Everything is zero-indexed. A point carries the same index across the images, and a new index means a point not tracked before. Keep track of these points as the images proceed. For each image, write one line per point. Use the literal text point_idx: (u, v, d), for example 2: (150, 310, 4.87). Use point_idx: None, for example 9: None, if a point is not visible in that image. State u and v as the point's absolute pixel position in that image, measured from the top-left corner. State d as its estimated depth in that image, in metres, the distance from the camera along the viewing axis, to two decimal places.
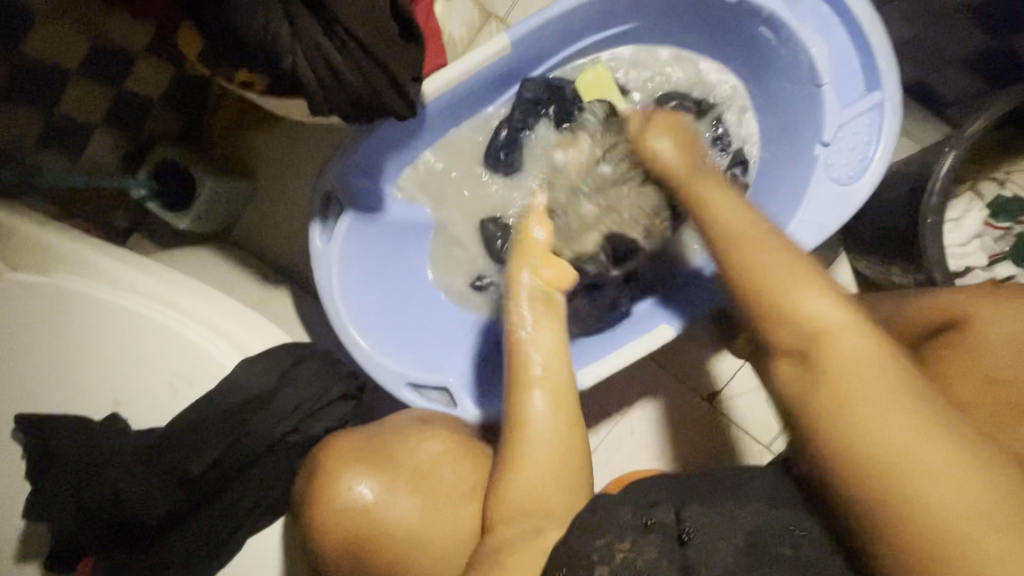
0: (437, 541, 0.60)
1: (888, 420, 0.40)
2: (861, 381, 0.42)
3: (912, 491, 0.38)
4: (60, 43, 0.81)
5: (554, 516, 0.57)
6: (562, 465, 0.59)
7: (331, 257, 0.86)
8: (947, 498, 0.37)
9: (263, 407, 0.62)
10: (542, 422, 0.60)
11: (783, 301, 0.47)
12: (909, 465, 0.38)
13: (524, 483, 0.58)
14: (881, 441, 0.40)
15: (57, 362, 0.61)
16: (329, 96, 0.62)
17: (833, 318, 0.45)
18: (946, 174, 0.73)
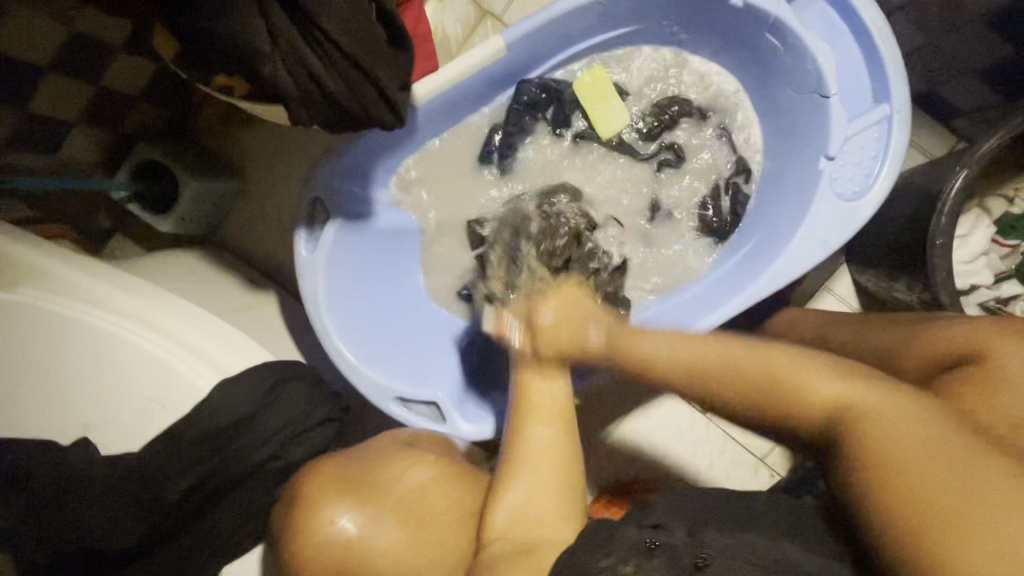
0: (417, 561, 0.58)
1: (923, 480, 0.42)
2: (905, 445, 0.44)
3: (968, 526, 0.40)
4: (32, 39, 0.76)
5: (550, 536, 0.54)
6: (557, 486, 0.56)
7: (318, 267, 0.83)
8: (1013, 523, 0.39)
9: (243, 431, 0.60)
10: (541, 439, 0.58)
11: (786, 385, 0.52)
12: (967, 505, 0.41)
13: (513, 495, 0.55)
14: (948, 486, 0.42)
15: (23, 383, 0.58)
16: (313, 106, 0.59)
17: (838, 391, 0.50)
18: (957, 194, 0.70)
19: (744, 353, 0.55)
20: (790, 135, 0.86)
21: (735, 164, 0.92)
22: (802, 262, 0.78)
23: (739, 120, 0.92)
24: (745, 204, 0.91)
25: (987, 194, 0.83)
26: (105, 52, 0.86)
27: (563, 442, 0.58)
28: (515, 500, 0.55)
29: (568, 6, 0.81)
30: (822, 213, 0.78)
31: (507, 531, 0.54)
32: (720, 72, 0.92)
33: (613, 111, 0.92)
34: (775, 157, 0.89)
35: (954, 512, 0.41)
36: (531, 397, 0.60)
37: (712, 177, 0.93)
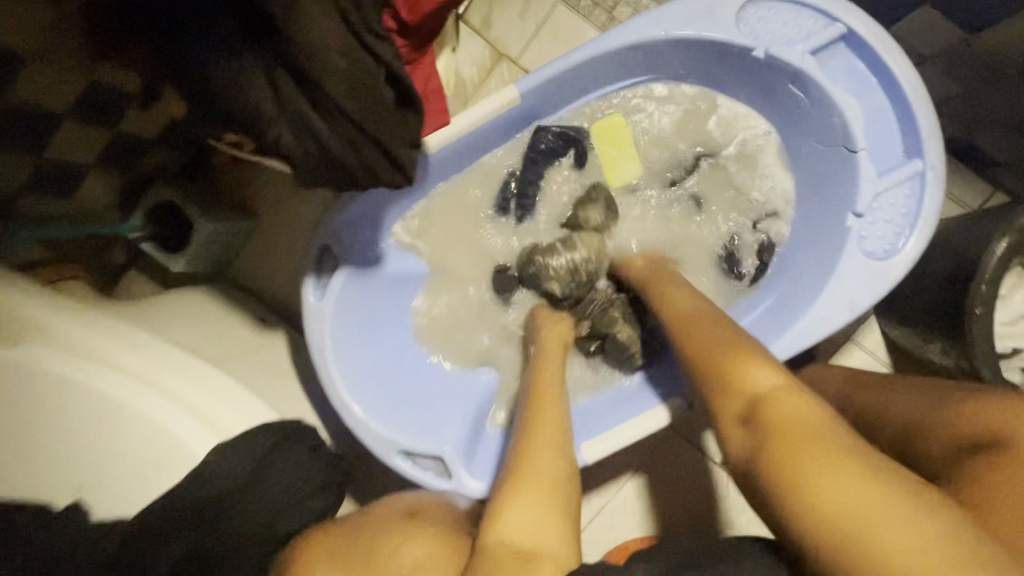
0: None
1: (840, 484, 0.46)
2: (800, 431, 0.51)
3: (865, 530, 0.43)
4: (54, 89, 0.76)
5: (552, 552, 0.54)
6: (550, 500, 0.59)
7: (325, 315, 0.81)
8: (892, 531, 0.43)
9: (241, 495, 0.59)
10: (543, 468, 0.63)
11: (734, 371, 0.59)
12: (868, 520, 0.44)
13: (514, 514, 0.57)
14: (841, 490, 0.46)
15: (20, 443, 0.57)
16: (316, 168, 0.57)
17: (769, 385, 0.57)
18: (996, 262, 0.66)
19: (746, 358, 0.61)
20: (815, 187, 0.82)
21: (764, 209, 0.89)
22: (829, 322, 0.74)
23: (766, 168, 0.89)
24: (769, 254, 0.87)
25: None
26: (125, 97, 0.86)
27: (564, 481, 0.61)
28: (519, 515, 0.57)
29: (585, 56, 0.80)
30: (852, 271, 0.74)
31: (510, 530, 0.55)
32: (741, 120, 0.89)
33: (627, 161, 0.92)
34: (801, 208, 0.85)
35: (852, 519, 0.44)
36: (536, 416, 0.70)
37: (734, 225, 0.90)
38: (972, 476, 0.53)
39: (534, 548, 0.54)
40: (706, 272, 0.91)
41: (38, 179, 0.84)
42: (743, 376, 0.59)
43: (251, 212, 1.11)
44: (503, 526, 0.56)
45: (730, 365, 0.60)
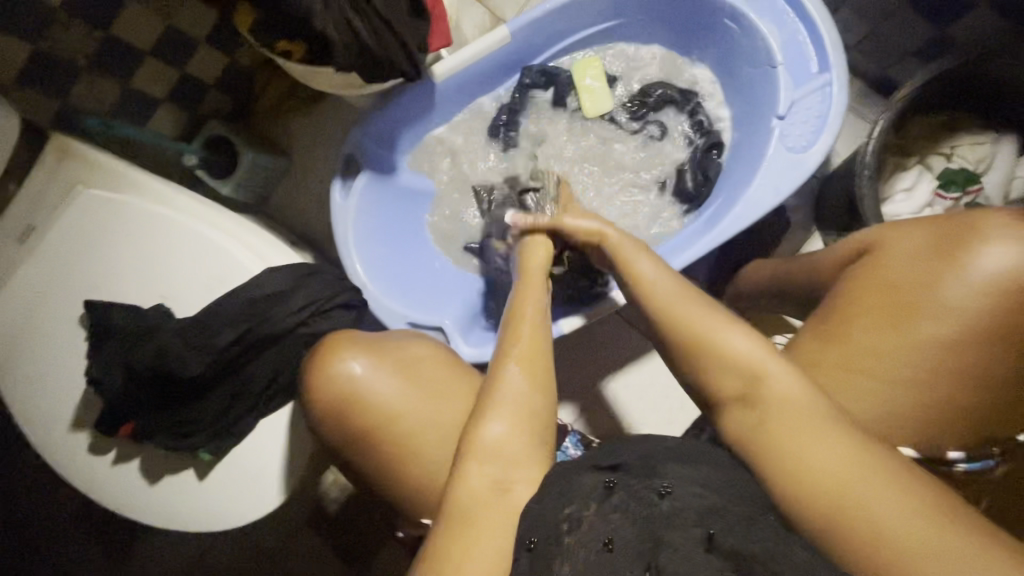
0: (418, 410, 0.69)
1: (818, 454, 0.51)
2: (792, 417, 0.54)
3: (849, 503, 0.49)
4: (140, 24, 0.96)
5: (525, 473, 0.61)
6: (529, 420, 0.63)
7: (348, 210, 0.99)
8: (883, 500, 0.49)
9: (280, 302, 0.73)
10: (515, 384, 0.65)
11: (708, 339, 0.58)
12: (862, 497, 0.49)
13: (493, 425, 0.62)
14: (842, 479, 0.50)
15: (120, 261, 0.76)
16: (351, 55, 0.76)
17: (753, 354, 0.57)
18: (877, 139, 0.81)
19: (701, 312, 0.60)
20: (753, 107, 1.00)
21: (710, 137, 1.05)
22: (759, 206, 0.91)
23: (714, 99, 1.07)
24: (716, 170, 1.04)
25: (927, 153, 0.94)
26: (191, 42, 1.06)
27: (535, 396, 0.65)
28: (496, 431, 0.62)
29: (561, 1, 0.99)
30: (775, 164, 0.91)
31: (485, 463, 0.60)
32: (695, 61, 1.07)
33: (598, 97, 1.09)
34: (742, 128, 1.02)
35: (839, 495, 0.50)
36: (511, 343, 0.68)
37: (689, 150, 1.07)
38: (849, 280, 0.65)
39: (506, 481, 0.60)
40: (646, 220, 1.08)
41: (118, 105, 1.05)
42: (717, 341, 0.58)
43: (284, 152, 1.29)
44: (470, 478, 0.60)
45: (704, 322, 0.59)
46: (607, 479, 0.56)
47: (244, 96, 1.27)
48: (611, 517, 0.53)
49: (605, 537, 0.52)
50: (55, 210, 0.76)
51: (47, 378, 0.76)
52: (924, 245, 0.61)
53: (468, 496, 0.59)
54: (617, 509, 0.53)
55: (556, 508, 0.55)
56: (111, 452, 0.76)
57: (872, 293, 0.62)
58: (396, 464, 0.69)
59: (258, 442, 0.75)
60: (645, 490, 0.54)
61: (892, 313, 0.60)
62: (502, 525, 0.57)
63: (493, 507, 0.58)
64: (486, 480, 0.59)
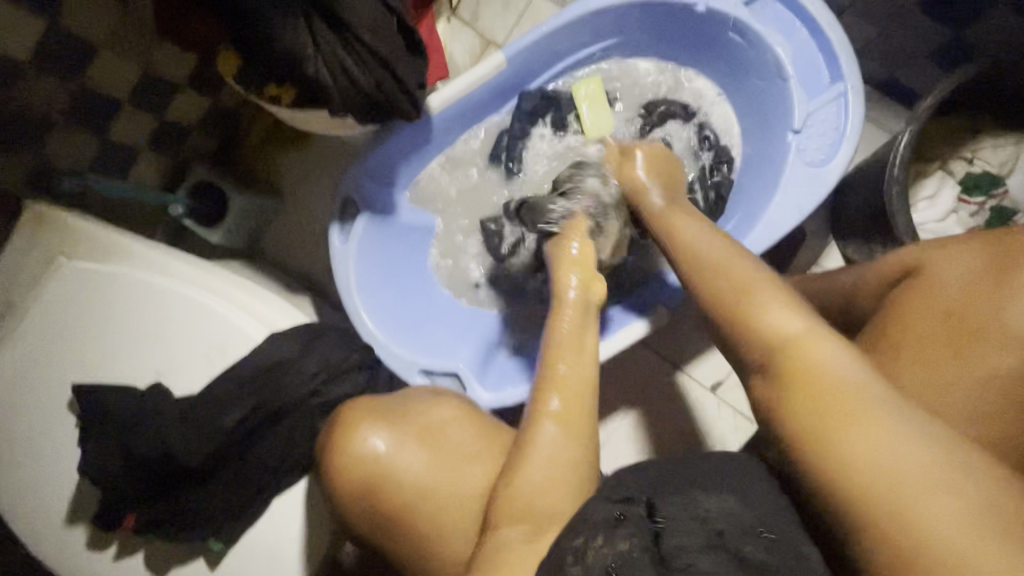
0: (450, 474, 0.64)
1: (899, 455, 0.40)
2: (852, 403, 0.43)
3: (855, 455, 0.42)
4: (115, 73, 0.90)
5: (556, 521, 0.55)
6: (570, 474, 0.58)
7: (349, 255, 0.93)
8: (891, 446, 0.41)
9: (288, 371, 0.68)
10: (551, 435, 0.59)
11: (799, 354, 0.47)
12: (846, 418, 0.43)
13: (529, 478, 0.57)
14: (870, 445, 0.41)
15: (109, 338, 0.70)
16: (347, 100, 0.73)
17: (851, 374, 0.44)
18: (905, 149, 0.80)
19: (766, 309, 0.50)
20: (764, 121, 0.96)
21: (719, 153, 1.01)
22: (782, 225, 0.86)
23: (720, 114, 1.03)
24: (730, 186, 1.00)
25: (948, 158, 0.91)
26: (171, 86, 1.00)
27: (572, 445, 0.59)
28: (532, 480, 0.57)
29: (558, 23, 0.94)
30: (795, 179, 0.87)
31: (517, 518, 0.56)
32: (698, 74, 1.03)
33: (601, 118, 1.04)
34: (753, 142, 0.99)
35: (838, 436, 0.43)
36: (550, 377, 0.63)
37: (698, 166, 1.03)
38: (895, 309, 0.61)
39: (538, 530, 0.56)
40: None
41: (97, 159, 0.99)
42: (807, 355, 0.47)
43: (275, 192, 1.23)
44: (502, 532, 0.56)
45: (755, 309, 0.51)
46: (620, 510, 0.50)
47: (229, 136, 1.21)
48: (622, 549, 0.46)
49: (609, 567, 0.46)
50: (37, 287, 0.71)
51: (35, 472, 0.69)
52: (978, 268, 0.58)
53: (496, 541, 0.56)
54: (628, 538, 0.47)
55: (567, 540, 0.51)
56: (111, 547, 0.69)
57: (938, 316, 0.57)
58: (411, 520, 0.64)
59: (271, 525, 0.68)
60: (666, 524, 0.48)
61: (952, 333, 0.56)
62: (528, 568, 0.53)
63: (524, 561, 0.54)
64: (517, 535, 0.55)
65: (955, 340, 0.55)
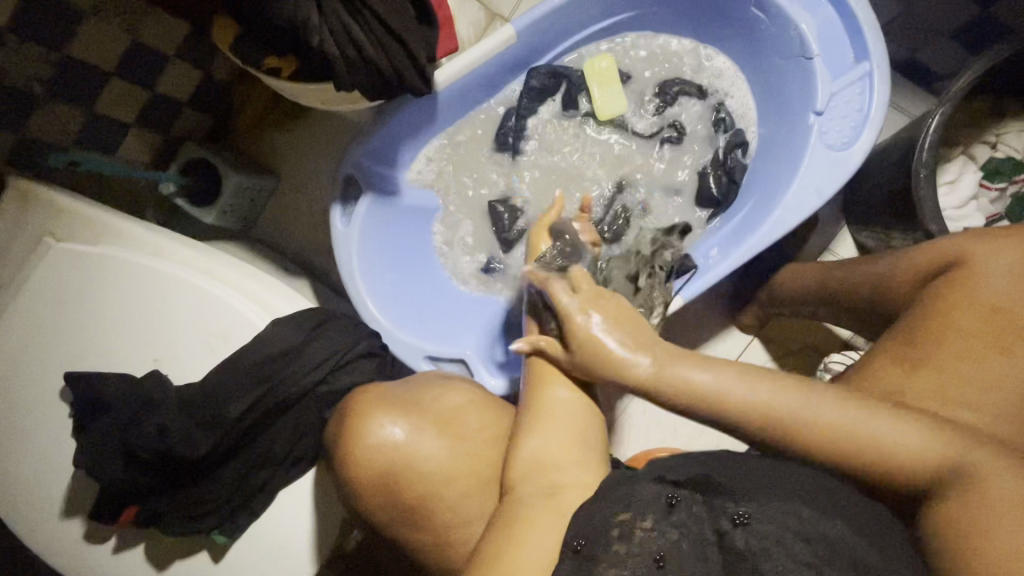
0: (469, 452, 0.63)
1: (1014, 533, 0.43)
2: (965, 499, 0.46)
3: (997, 552, 0.43)
4: (102, 43, 0.85)
5: (571, 480, 0.56)
6: (577, 436, 0.59)
7: (353, 237, 0.90)
8: (1018, 537, 0.43)
9: (293, 360, 0.65)
10: (561, 400, 0.60)
11: (828, 428, 0.49)
12: (979, 521, 0.45)
13: (536, 439, 0.59)
14: (994, 535, 0.44)
15: (102, 324, 0.67)
16: (354, 74, 0.67)
17: (869, 426, 0.49)
18: (934, 133, 0.78)
19: (784, 398, 0.50)
20: (783, 103, 0.93)
21: (736, 134, 0.98)
22: (799, 211, 0.84)
23: (736, 93, 1.00)
24: (745, 169, 0.97)
25: (971, 142, 0.88)
26: (162, 58, 0.95)
27: (580, 403, 0.60)
28: (535, 444, 0.58)
29: None
30: (815, 163, 0.85)
31: (530, 481, 0.56)
32: (715, 52, 0.99)
33: (613, 95, 1.00)
34: (770, 123, 0.96)
35: (1000, 554, 0.43)
36: (546, 361, 0.62)
37: (712, 148, 1.00)
38: (932, 299, 0.59)
39: (553, 488, 0.56)
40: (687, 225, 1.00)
41: (85, 135, 0.94)
42: (830, 424, 0.49)
43: (272, 171, 1.18)
44: (516, 492, 0.56)
45: (807, 413, 0.49)
46: (671, 493, 0.50)
47: (223, 112, 1.16)
48: (672, 537, 0.48)
49: (657, 552, 0.48)
50: (24, 269, 0.67)
51: (27, 463, 0.66)
52: (1019, 261, 0.56)
53: (514, 497, 0.56)
54: (677, 528, 0.48)
55: (606, 516, 0.50)
56: (111, 540, 0.67)
57: (980, 306, 0.55)
58: (440, 508, 0.61)
59: (278, 518, 0.66)
60: (711, 517, 0.50)
61: (1003, 329, 0.54)
62: (549, 525, 0.52)
63: (545, 511, 0.54)
64: (534, 490, 0.55)
65: (1001, 331, 0.54)
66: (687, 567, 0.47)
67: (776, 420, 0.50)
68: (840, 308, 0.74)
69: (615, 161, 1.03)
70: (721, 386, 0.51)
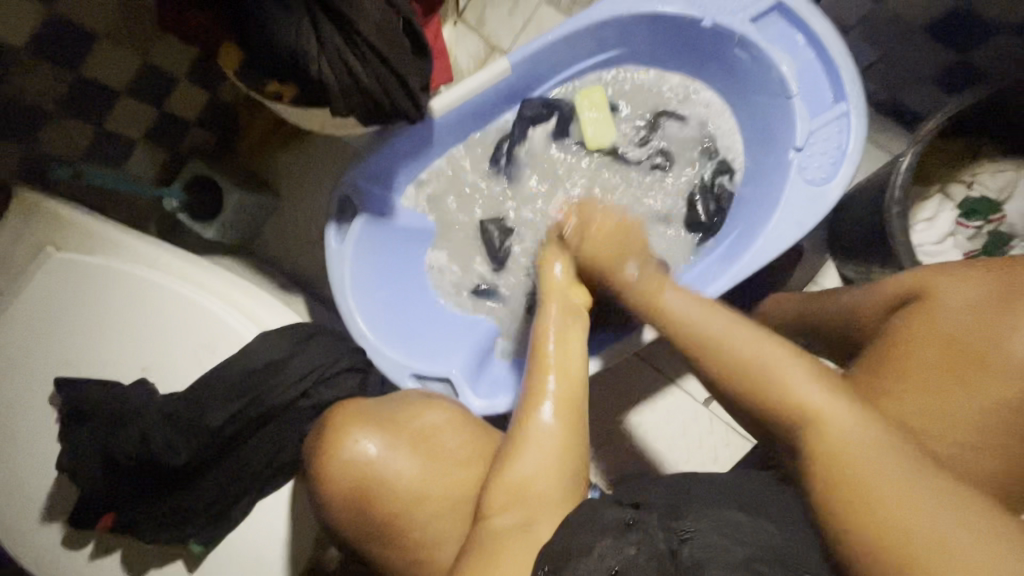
0: (445, 476, 0.64)
1: (900, 500, 0.42)
2: (858, 462, 0.45)
3: (875, 496, 0.43)
4: (112, 63, 0.89)
5: (548, 507, 0.58)
6: (565, 465, 0.59)
7: (345, 255, 0.93)
8: (920, 500, 0.42)
9: (277, 372, 0.67)
10: (546, 426, 0.60)
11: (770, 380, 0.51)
12: (860, 474, 0.44)
13: (522, 467, 0.58)
14: (882, 490, 0.43)
15: (95, 331, 0.69)
16: (348, 99, 0.71)
17: (814, 398, 0.49)
18: (907, 171, 0.80)
19: (751, 345, 0.53)
20: (767, 137, 0.96)
21: (721, 165, 1.01)
22: (780, 243, 0.86)
23: (722, 126, 1.03)
24: (731, 200, 1.00)
25: (948, 180, 0.90)
26: (170, 80, 1.00)
27: (567, 432, 0.60)
28: (523, 471, 0.58)
29: (564, 31, 0.94)
30: (795, 196, 0.87)
31: (511, 506, 0.57)
32: (702, 87, 1.03)
33: (603, 126, 1.04)
34: (754, 156, 0.99)
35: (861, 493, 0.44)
36: (541, 376, 0.63)
37: (698, 178, 1.03)
38: (895, 331, 0.61)
39: (530, 518, 0.57)
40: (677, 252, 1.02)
41: (93, 149, 0.98)
42: (779, 374, 0.51)
43: (273, 189, 1.22)
44: (494, 517, 0.57)
45: (763, 366, 0.52)
46: (630, 516, 0.54)
47: (228, 131, 1.20)
48: (631, 552, 0.50)
49: (614, 567, 0.49)
50: (23, 277, 0.70)
51: (11, 466, 0.68)
52: (978, 294, 0.57)
53: (494, 525, 0.57)
54: (635, 542, 0.51)
55: (579, 537, 0.53)
56: (88, 546, 0.67)
57: (945, 339, 0.57)
58: (416, 537, 0.63)
59: (255, 529, 0.67)
60: (669, 536, 0.52)
61: (957, 361, 0.55)
62: (523, 554, 0.54)
63: (520, 544, 0.55)
64: (512, 521, 0.56)
65: (954, 364, 0.55)
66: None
67: (731, 356, 0.53)
68: (816, 337, 0.76)
69: (605, 188, 1.06)
70: (725, 344, 0.54)
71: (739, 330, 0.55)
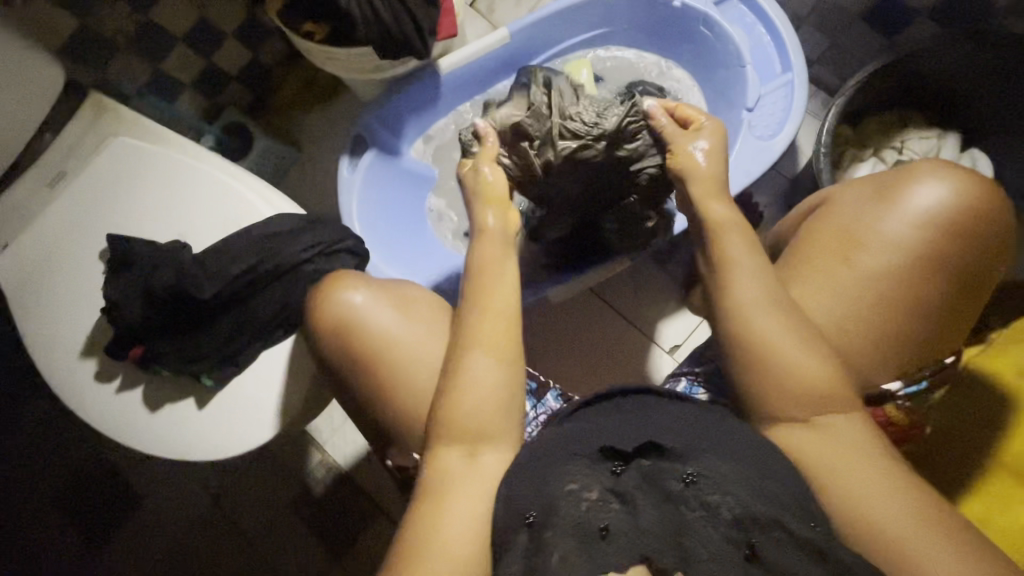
0: (408, 340, 0.73)
1: (896, 527, 0.51)
2: (865, 459, 0.55)
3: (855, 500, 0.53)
4: (176, 12, 1.07)
5: (491, 444, 0.59)
6: (503, 405, 0.60)
7: (354, 182, 1.07)
8: (870, 480, 0.54)
9: (289, 241, 0.80)
10: (481, 369, 0.60)
11: (774, 354, 0.58)
12: (850, 483, 0.54)
13: (462, 408, 0.59)
14: (858, 493, 0.53)
15: (142, 202, 0.83)
16: (369, 30, 0.87)
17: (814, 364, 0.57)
18: (833, 118, 0.92)
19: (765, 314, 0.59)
20: (726, 105, 1.10)
21: None
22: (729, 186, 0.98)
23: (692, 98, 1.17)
24: None
25: (881, 147, 1.03)
26: (221, 34, 1.17)
27: (501, 372, 0.61)
28: (463, 413, 0.59)
29: (555, 6, 1.11)
30: (746, 149, 1.00)
31: (454, 442, 0.59)
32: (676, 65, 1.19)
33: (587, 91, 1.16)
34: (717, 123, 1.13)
35: (863, 521, 0.52)
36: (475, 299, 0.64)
37: None
38: (805, 228, 0.72)
39: (474, 456, 0.59)
40: None
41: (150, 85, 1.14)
42: (774, 344, 0.58)
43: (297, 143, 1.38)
44: (443, 458, 0.59)
45: (770, 324, 0.59)
46: (615, 466, 0.55)
47: (263, 90, 1.36)
48: (598, 496, 0.53)
49: (602, 524, 0.51)
50: (87, 155, 0.84)
51: (61, 307, 0.81)
52: (866, 194, 0.70)
53: (441, 469, 0.58)
54: (618, 496, 0.53)
55: (554, 488, 0.53)
56: (117, 380, 0.79)
57: (840, 227, 0.69)
58: (392, 397, 0.72)
59: (259, 373, 0.79)
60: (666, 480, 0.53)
61: (840, 245, 0.68)
62: (473, 494, 0.56)
63: (467, 482, 0.57)
64: (457, 462, 0.58)
65: (842, 249, 0.68)
66: (631, 536, 0.50)
67: (746, 317, 0.60)
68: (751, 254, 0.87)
69: None
70: (741, 287, 0.61)
71: (749, 263, 0.62)
